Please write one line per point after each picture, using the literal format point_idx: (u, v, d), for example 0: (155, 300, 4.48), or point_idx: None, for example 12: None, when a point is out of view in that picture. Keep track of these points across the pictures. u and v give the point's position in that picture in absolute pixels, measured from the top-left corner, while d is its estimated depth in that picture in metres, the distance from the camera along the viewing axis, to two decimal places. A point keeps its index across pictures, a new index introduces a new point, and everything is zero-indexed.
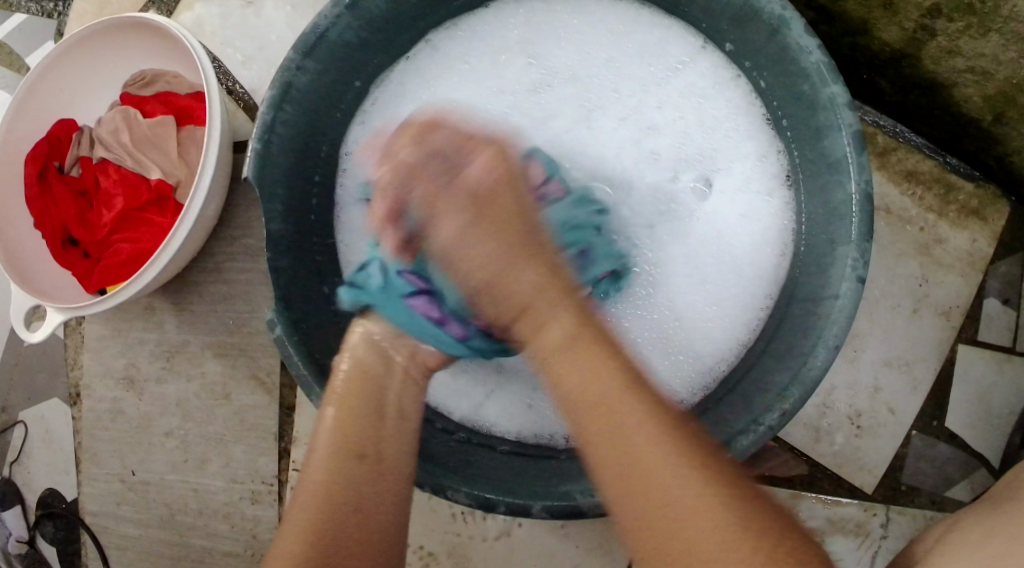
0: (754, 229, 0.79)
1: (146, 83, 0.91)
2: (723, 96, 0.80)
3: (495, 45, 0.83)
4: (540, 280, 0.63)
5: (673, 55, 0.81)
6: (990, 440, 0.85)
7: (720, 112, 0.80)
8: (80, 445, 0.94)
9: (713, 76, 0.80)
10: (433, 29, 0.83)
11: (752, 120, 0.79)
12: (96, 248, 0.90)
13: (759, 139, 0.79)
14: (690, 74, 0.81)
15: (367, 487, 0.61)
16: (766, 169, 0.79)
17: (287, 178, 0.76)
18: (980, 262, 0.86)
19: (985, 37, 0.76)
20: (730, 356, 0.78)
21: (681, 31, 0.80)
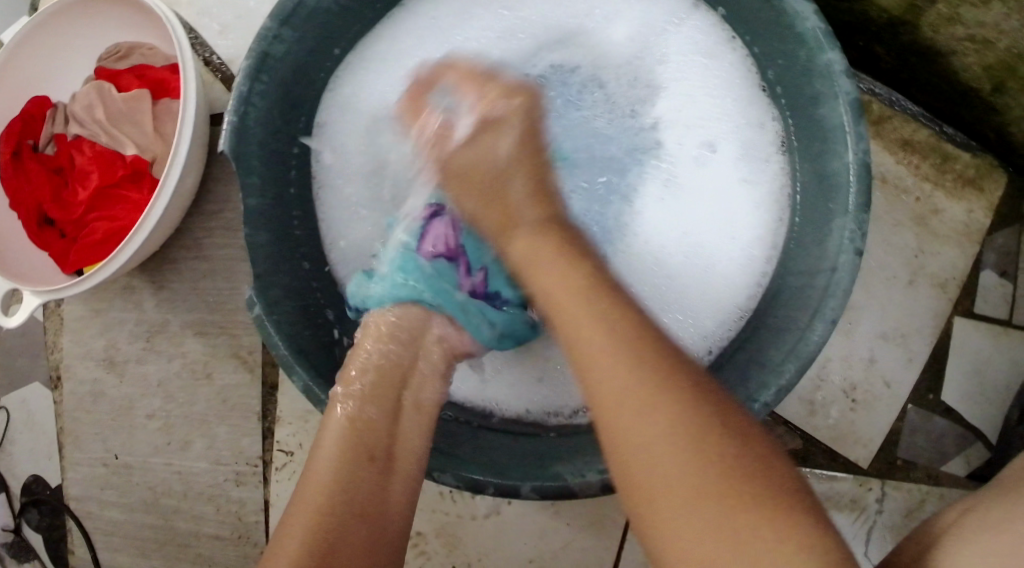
0: (752, 192, 0.77)
1: (121, 56, 0.89)
2: (711, 64, 0.78)
3: (477, 12, 0.81)
4: (528, 188, 0.69)
5: (660, 20, 0.79)
6: (986, 414, 0.84)
7: (710, 77, 0.78)
8: (62, 429, 0.92)
9: (703, 43, 0.78)
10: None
11: (747, 86, 0.77)
12: (72, 227, 0.88)
13: (754, 106, 0.77)
14: (680, 38, 0.78)
15: (366, 482, 0.59)
16: (763, 136, 0.76)
17: (267, 150, 0.73)
18: (977, 233, 0.85)
19: (986, 5, 0.74)
20: (733, 323, 0.75)
21: None
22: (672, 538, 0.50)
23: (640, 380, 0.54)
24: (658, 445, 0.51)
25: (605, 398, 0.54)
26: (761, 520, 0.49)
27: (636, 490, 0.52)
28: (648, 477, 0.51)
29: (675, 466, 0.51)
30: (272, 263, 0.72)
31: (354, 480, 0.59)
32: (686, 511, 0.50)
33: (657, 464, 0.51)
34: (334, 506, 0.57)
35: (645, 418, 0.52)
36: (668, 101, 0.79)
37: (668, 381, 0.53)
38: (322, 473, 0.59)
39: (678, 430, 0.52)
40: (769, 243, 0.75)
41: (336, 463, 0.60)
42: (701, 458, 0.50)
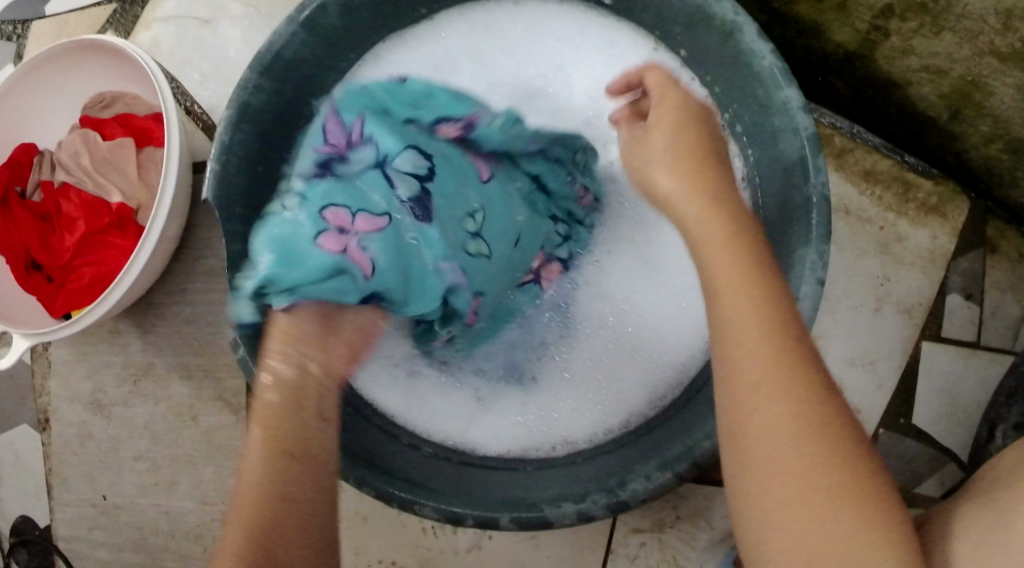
0: (714, 223, 0.79)
1: (105, 105, 0.91)
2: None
3: (442, 55, 0.84)
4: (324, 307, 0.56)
5: (624, 58, 0.81)
6: (956, 435, 0.86)
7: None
8: (51, 471, 0.93)
9: None
10: (383, 45, 0.83)
11: None
12: (59, 272, 0.90)
13: None
14: None
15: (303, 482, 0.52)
16: (723, 169, 0.80)
17: (247, 197, 0.76)
18: (941, 258, 0.87)
19: (938, 36, 0.75)
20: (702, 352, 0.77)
21: (632, 33, 0.81)
22: (776, 535, 0.46)
23: (772, 294, 0.51)
24: (785, 468, 0.47)
25: (761, 424, 0.48)
26: (844, 521, 0.46)
27: (744, 458, 0.48)
28: (756, 430, 0.48)
29: (779, 484, 0.47)
30: None
31: None
32: (796, 513, 0.46)
33: (784, 451, 0.47)
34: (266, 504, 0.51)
35: (761, 364, 0.49)
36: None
37: (800, 358, 0.49)
38: None
39: (812, 437, 0.47)
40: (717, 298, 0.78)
41: None
42: (827, 418, 0.48)
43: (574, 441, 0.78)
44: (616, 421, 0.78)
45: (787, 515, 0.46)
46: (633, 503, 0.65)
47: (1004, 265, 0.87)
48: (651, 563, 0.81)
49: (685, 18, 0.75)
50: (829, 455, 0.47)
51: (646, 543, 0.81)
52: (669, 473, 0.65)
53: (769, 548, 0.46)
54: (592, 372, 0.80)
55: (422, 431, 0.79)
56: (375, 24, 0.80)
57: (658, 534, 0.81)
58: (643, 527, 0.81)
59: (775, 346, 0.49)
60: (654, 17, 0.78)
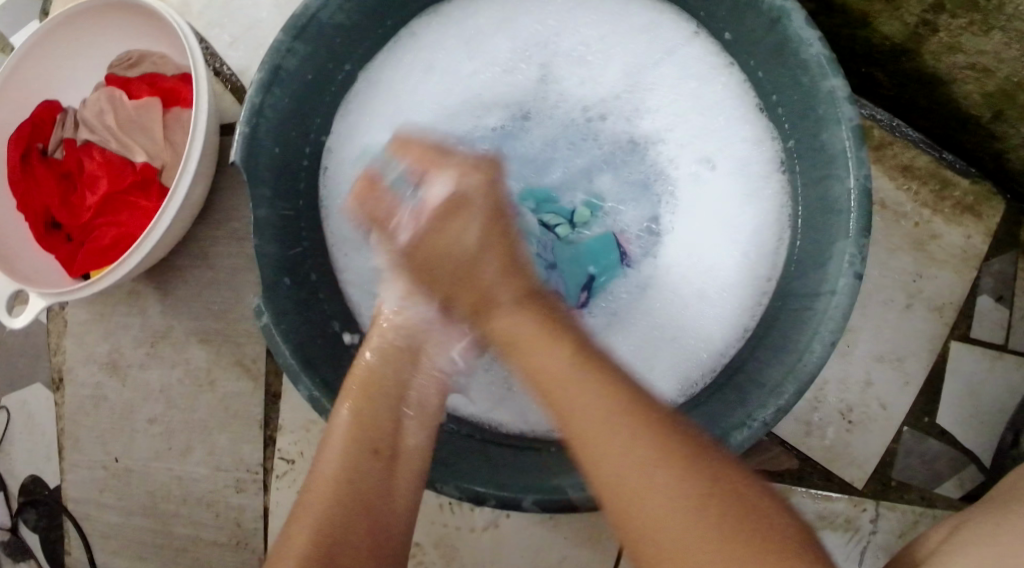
0: (757, 209, 0.78)
1: (131, 63, 0.89)
2: (714, 86, 0.79)
3: (478, 27, 0.82)
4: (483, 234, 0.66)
5: (666, 38, 0.80)
6: (980, 437, 0.85)
7: (712, 96, 0.79)
8: (63, 431, 0.92)
9: (705, 64, 0.79)
10: (418, 18, 0.81)
11: (748, 106, 0.78)
12: (79, 231, 0.89)
13: (754, 125, 0.78)
14: (684, 57, 0.79)
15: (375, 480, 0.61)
16: (763, 154, 0.78)
17: (276, 163, 0.75)
18: (974, 258, 0.86)
19: (987, 35, 0.74)
20: (737, 340, 0.76)
21: (675, 15, 0.79)
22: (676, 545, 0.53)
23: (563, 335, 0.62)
24: (639, 476, 0.55)
25: (604, 455, 0.56)
26: (689, 519, 0.53)
27: (623, 505, 0.55)
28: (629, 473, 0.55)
29: (664, 503, 0.54)
30: (280, 273, 0.73)
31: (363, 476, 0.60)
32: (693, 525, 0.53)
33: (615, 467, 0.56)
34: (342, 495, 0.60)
35: (590, 387, 0.58)
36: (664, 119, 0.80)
37: (651, 412, 0.57)
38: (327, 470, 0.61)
39: (669, 461, 0.55)
40: (764, 272, 0.77)
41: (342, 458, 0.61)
42: (670, 461, 0.55)
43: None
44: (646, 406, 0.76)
45: (669, 534, 0.53)
46: None
47: None
48: None
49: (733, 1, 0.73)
50: (718, 472, 0.55)
51: None
52: None
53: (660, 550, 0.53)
54: (628, 359, 0.78)
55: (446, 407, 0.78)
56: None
57: None
58: None
59: (596, 378, 0.59)
60: None
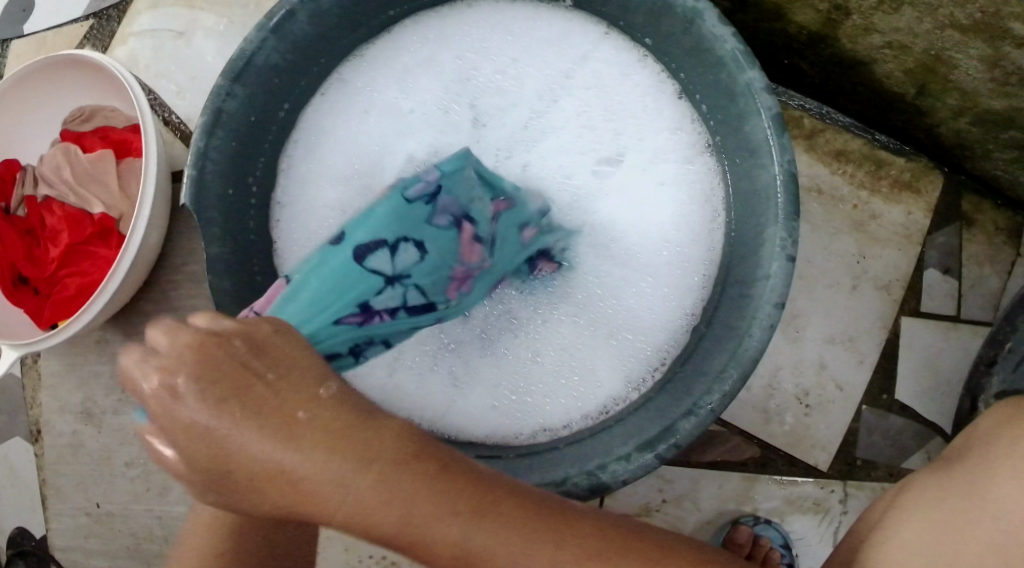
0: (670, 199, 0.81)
1: (85, 118, 0.92)
2: (632, 82, 0.82)
3: (401, 65, 0.85)
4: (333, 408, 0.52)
5: (576, 47, 0.83)
6: (940, 408, 0.86)
7: (627, 95, 0.82)
8: (44, 482, 0.94)
9: (619, 65, 0.82)
10: (343, 63, 0.84)
11: (665, 98, 0.81)
12: (46, 284, 0.91)
13: (673, 116, 0.81)
14: (598, 60, 0.83)
15: (269, 442, 0.50)
16: (682, 143, 0.81)
17: (223, 201, 0.77)
18: (917, 234, 0.87)
19: (897, 11, 0.76)
20: (680, 325, 0.78)
21: (584, 22, 0.83)
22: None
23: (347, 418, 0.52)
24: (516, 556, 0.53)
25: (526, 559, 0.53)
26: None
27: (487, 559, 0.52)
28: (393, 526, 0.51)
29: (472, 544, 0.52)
30: (233, 308, 0.75)
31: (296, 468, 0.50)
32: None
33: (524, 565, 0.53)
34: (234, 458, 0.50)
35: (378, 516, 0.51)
36: (575, 131, 0.83)
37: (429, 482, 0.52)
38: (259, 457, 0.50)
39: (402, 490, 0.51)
40: (703, 257, 0.79)
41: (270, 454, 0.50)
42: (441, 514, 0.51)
43: (555, 428, 0.78)
44: (596, 405, 0.78)
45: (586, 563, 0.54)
46: (613, 483, 0.67)
47: (981, 237, 0.88)
48: None
49: (648, 7, 0.76)
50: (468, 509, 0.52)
51: None
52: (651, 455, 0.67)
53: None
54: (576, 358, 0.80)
55: (407, 423, 0.79)
56: (343, 29, 0.81)
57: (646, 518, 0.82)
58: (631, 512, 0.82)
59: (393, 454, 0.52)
60: (617, 8, 0.79)
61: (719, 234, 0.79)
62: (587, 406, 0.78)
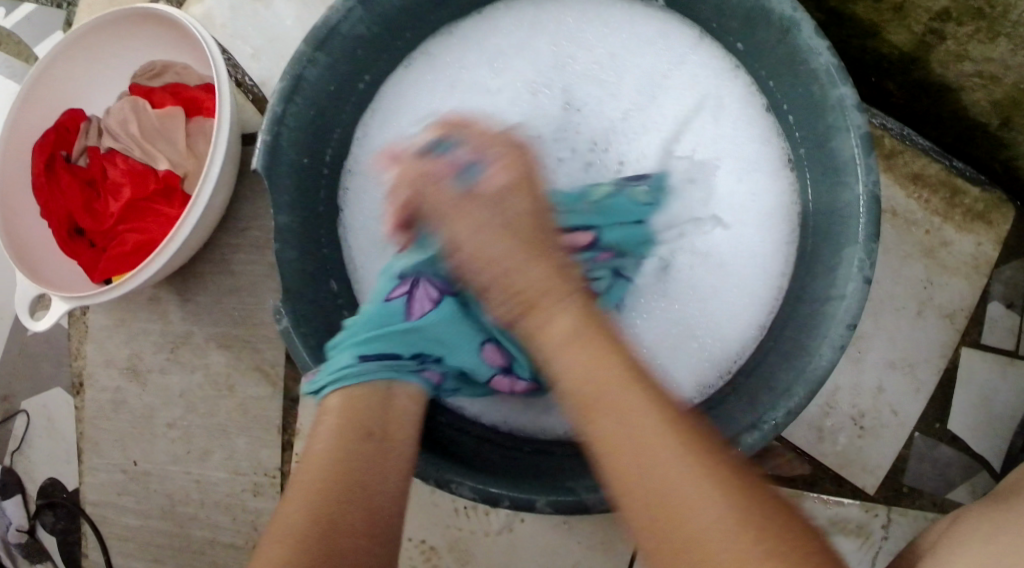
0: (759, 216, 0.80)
1: (156, 73, 0.91)
2: (721, 87, 0.81)
3: (490, 48, 0.84)
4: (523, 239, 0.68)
5: (671, 47, 0.82)
6: (992, 443, 0.85)
7: (715, 100, 0.81)
8: (82, 435, 0.93)
9: (709, 69, 0.81)
10: (430, 41, 0.84)
11: (753, 107, 0.81)
12: (102, 237, 0.90)
13: (761, 125, 0.81)
14: (687, 61, 0.82)
15: (369, 459, 0.59)
16: (768, 154, 0.80)
17: (297, 169, 0.76)
18: (985, 265, 0.87)
19: (992, 42, 0.75)
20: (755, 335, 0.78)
21: (678, 23, 0.82)
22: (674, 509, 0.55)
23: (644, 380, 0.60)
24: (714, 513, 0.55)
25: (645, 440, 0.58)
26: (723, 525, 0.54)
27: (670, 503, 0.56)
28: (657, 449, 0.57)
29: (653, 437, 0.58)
30: (299, 279, 0.75)
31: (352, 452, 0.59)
32: (702, 499, 0.55)
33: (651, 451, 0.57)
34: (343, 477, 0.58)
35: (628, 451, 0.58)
36: (665, 132, 0.82)
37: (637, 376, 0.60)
38: (322, 446, 0.60)
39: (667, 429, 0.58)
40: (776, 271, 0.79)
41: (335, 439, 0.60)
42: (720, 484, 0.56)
43: None
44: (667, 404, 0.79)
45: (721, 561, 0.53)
46: None
47: None
48: None
49: (743, 12, 0.75)
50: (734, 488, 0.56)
51: None
52: None
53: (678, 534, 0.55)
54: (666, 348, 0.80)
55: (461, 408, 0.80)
56: (431, 6, 0.80)
57: None
58: None
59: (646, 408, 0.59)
60: (712, 9, 0.78)
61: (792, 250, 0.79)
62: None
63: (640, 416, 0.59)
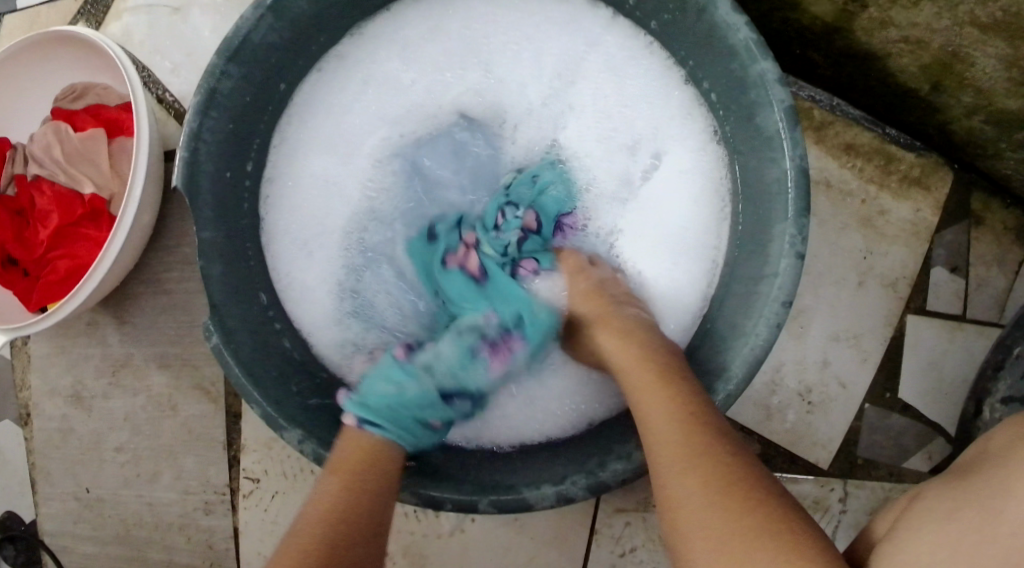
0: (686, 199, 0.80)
1: (76, 96, 0.90)
2: (640, 66, 0.81)
3: (403, 45, 0.83)
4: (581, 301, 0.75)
5: (587, 30, 0.81)
6: (943, 408, 0.85)
7: (636, 80, 0.81)
8: (34, 465, 0.93)
9: (626, 48, 0.81)
10: (341, 42, 0.82)
11: (674, 84, 0.80)
12: (34, 266, 0.89)
13: (682, 100, 0.80)
14: (604, 42, 0.81)
15: (365, 514, 0.61)
16: (694, 128, 0.80)
17: (216, 183, 0.75)
18: (925, 230, 0.86)
19: (916, 6, 0.74)
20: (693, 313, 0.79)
21: (591, 5, 0.81)
22: (687, 530, 0.54)
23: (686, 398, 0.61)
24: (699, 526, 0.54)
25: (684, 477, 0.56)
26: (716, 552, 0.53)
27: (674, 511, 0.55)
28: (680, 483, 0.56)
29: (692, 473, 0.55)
30: (227, 295, 0.74)
31: (353, 508, 0.61)
32: (694, 518, 0.54)
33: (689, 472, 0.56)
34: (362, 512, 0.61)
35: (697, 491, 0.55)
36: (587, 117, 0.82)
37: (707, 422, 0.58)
38: (328, 496, 0.61)
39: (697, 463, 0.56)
40: (709, 242, 0.79)
41: (336, 494, 0.61)
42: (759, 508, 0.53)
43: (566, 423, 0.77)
44: (600, 400, 0.77)
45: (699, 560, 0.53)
46: (612, 483, 0.66)
47: (989, 237, 0.86)
48: (636, 543, 0.80)
49: None
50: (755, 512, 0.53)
51: (631, 523, 0.81)
52: (648, 452, 0.65)
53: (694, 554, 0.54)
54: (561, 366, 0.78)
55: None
56: (342, 8, 0.79)
57: (643, 513, 0.81)
58: (627, 507, 0.81)
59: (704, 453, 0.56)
60: None
61: (727, 226, 0.79)
62: (600, 399, 0.77)
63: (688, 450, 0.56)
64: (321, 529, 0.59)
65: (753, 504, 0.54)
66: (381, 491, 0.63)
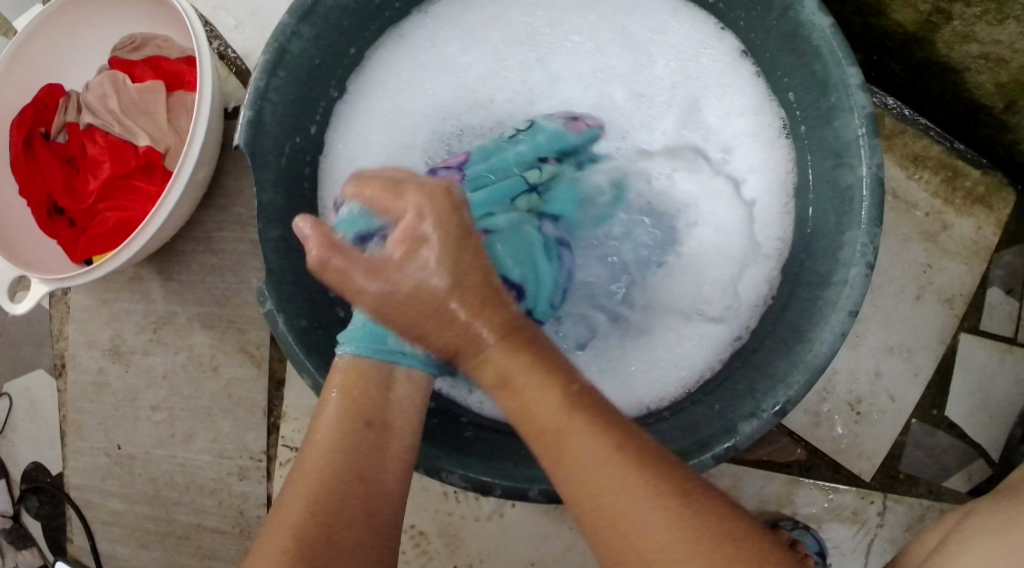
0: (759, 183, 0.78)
1: (135, 47, 0.88)
2: (710, 53, 0.79)
3: (468, 19, 0.81)
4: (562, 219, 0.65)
5: (655, 13, 0.80)
6: (988, 431, 0.84)
7: (702, 65, 0.79)
8: (65, 418, 0.92)
9: (696, 35, 0.79)
10: (408, 15, 0.81)
11: (744, 74, 0.79)
12: (82, 216, 0.88)
13: (753, 90, 0.78)
14: (674, 31, 0.80)
15: (366, 450, 0.54)
16: (763, 122, 0.78)
17: (280, 145, 0.74)
18: (985, 250, 0.85)
19: (1001, 24, 0.73)
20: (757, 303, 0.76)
21: None
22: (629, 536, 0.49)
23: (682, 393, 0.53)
24: (646, 520, 0.49)
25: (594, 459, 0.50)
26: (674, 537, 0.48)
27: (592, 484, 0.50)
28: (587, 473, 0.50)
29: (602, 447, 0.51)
30: (286, 261, 0.72)
31: (352, 449, 0.54)
32: (645, 504, 0.49)
33: (628, 469, 0.50)
34: (334, 471, 0.53)
35: (624, 474, 0.50)
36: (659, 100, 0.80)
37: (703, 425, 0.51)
38: (319, 451, 0.54)
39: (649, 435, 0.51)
40: (775, 237, 0.77)
41: (333, 438, 0.54)
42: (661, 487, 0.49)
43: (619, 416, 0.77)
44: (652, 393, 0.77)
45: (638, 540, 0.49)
46: None
47: None
48: None
49: None
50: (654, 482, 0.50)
51: None
52: (708, 455, 0.65)
53: (634, 550, 0.49)
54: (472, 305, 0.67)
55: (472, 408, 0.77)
56: None
57: None
58: None
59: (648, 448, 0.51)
60: None
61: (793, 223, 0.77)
62: (676, 372, 0.76)
63: (628, 442, 0.51)
64: (318, 485, 0.53)
65: (779, 502, 0.50)
66: (380, 449, 0.55)
